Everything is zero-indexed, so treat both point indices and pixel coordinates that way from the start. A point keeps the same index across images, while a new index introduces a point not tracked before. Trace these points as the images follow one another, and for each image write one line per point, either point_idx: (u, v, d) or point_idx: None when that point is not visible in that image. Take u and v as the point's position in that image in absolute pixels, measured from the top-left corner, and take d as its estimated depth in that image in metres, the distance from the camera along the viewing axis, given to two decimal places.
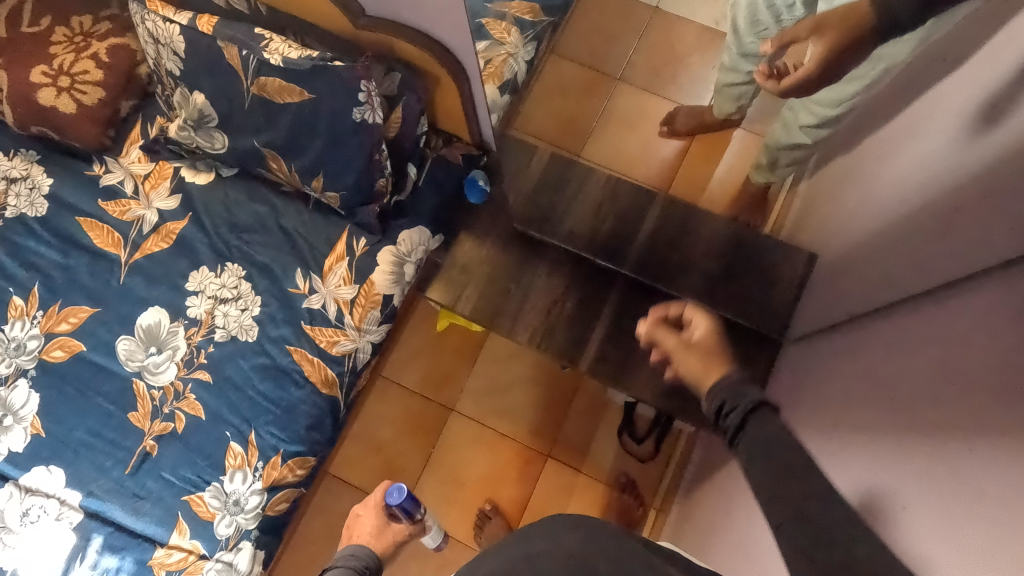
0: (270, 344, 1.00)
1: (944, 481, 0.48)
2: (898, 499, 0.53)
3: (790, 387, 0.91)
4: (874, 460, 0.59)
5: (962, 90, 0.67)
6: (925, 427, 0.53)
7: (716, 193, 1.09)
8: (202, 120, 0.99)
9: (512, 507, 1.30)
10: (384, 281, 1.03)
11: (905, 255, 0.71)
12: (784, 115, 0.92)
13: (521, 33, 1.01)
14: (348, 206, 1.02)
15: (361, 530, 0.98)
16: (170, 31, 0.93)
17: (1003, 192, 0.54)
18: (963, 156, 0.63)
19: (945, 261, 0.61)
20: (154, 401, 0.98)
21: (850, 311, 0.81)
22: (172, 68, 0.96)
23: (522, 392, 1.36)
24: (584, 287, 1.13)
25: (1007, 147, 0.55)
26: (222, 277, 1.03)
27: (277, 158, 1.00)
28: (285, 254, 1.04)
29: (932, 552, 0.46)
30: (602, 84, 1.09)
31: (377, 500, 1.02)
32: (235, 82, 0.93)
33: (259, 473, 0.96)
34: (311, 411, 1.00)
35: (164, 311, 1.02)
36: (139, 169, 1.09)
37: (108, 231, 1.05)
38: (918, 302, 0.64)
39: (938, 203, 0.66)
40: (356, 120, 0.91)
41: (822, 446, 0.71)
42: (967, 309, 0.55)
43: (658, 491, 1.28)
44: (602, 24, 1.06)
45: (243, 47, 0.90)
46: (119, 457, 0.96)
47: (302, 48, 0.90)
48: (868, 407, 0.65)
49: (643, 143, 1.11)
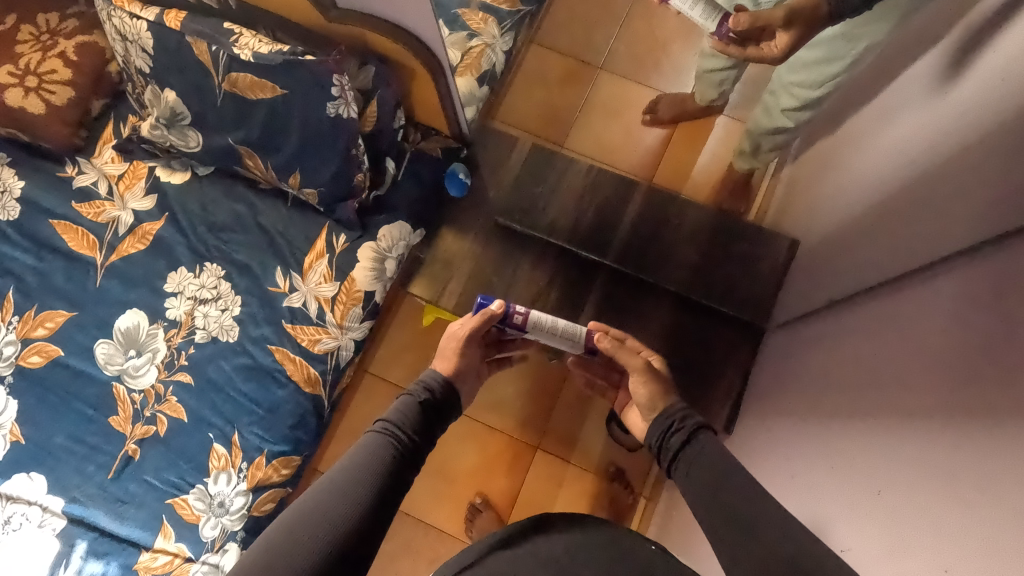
0: (252, 344, 0.99)
1: (920, 465, 0.49)
2: (874, 484, 0.54)
3: (773, 373, 0.92)
4: (852, 446, 0.60)
5: (934, 73, 0.68)
6: (902, 412, 0.54)
7: (700, 179, 1.27)
8: (175, 119, 0.98)
9: (502, 499, 1.30)
10: (365, 277, 1.02)
11: (880, 238, 0.72)
12: (766, 98, 1.03)
13: (498, 23, 1.16)
14: (327, 202, 1.00)
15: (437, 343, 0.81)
16: (138, 27, 0.90)
17: (978, 174, 0.55)
18: (935, 139, 0.65)
19: (919, 244, 0.62)
20: (136, 404, 0.97)
21: (830, 297, 0.81)
22: (141, 66, 0.94)
23: (511, 385, 1.35)
24: (568, 278, 1.12)
25: (982, 129, 0.56)
26: (201, 278, 1.02)
27: (253, 155, 0.98)
28: (264, 253, 1.02)
29: (911, 535, 0.47)
30: (585, 72, 1.33)
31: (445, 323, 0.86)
32: (206, 79, 0.91)
33: (243, 474, 0.96)
34: (295, 410, 0.99)
35: (143, 313, 1.00)
36: (113, 170, 1.07)
37: (82, 234, 1.03)
38: (895, 286, 0.65)
39: (912, 186, 0.68)
40: (330, 115, 0.90)
41: (803, 431, 0.72)
42: (942, 292, 0.55)
43: (647, 480, 1.29)
44: (589, 32, 1.34)
45: (213, 42, 0.88)
46: (101, 462, 0.95)
47: (273, 42, 0.88)
48: (847, 393, 0.65)
49: (629, 130, 1.30)
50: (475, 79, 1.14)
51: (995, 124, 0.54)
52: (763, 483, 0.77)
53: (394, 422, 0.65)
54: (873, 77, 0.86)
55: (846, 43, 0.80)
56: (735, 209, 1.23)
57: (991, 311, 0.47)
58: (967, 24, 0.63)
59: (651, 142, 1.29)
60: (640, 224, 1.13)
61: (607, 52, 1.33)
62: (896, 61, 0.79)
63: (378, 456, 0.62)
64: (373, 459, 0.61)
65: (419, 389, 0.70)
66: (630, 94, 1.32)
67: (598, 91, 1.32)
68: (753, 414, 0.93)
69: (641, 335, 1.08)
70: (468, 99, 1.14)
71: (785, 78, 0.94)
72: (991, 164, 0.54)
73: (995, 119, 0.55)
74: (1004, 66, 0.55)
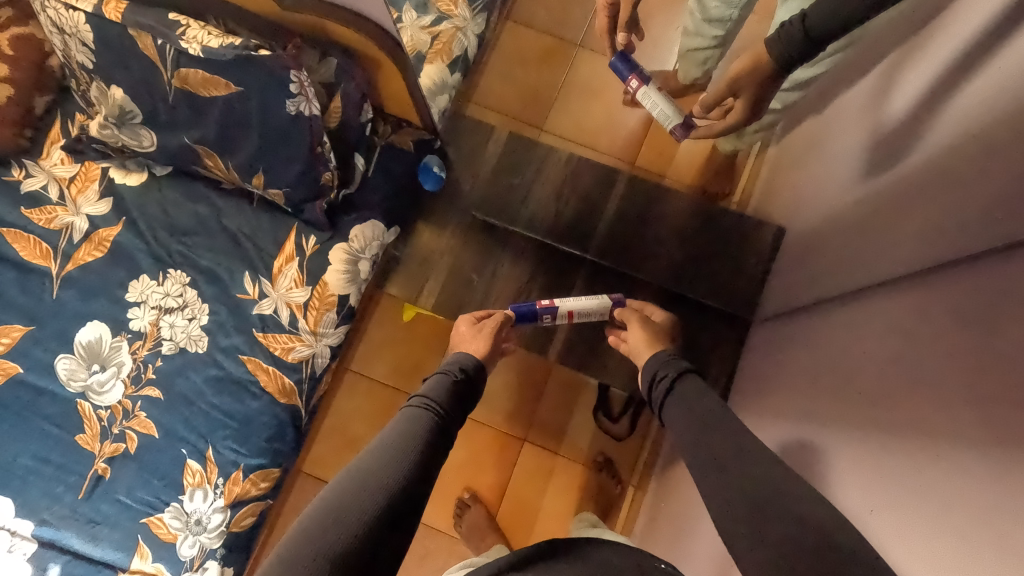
0: (222, 355, 0.95)
1: (912, 488, 0.47)
2: (867, 503, 0.52)
3: (760, 369, 0.90)
4: (840, 460, 0.58)
5: (919, 64, 0.66)
6: (896, 427, 0.52)
7: (684, 161, 1.23)
8: (125, 117, 0.91)
9: (491, 493, 1.29)
10: (338, 281, 0.98)
11: (869, 234, 0.70)
12: None
13: (470, 5, 1.10)
14: (294, 202, 0.95)
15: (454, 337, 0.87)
16: (75, 19, 0.83)
17: (977, 172, 0.53)
18: (929, 121, 0.62)
19: (913, 245, 0.60)
20: (103, 421, 0.92)
21: (817, 296, 0.80)
22: (84, 61, 0.87)
23: (495, 378, 1.32)
24: (550, 273, 1.09)
25: (977, 124, 0.54)
26: (165, 285, 0.96)
27: (212, 155, 0.93)
28: (230, 257, 0.97)
29: (900, 561, 0.46)
30: (563, 50, 1.27)
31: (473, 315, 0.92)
32: (155, 75, 0.84)
33: (220, 490, 0.93)
34: (270, 422, 0.96)
35: (105, 325, 0.95)
36: (64, 172, 1.00)
37: (34, 242, 0.97)
38: (887, 289, 0.63)
39: (903, 179, 0.65)
40: (290, 113, 0.84)
41: (790, 436, 0.71)
42: (938, 299, 0.53)
43: (636, 468, 1.29)
44: (567, 7, 1.28)
45: (159, 36, 0.81)
46: (70, 483, 0.91)
47: (223, 35, 0.80)
48: (835, 401, 0.63)
49: (610, 112, 1.26)
50: (446, 66, 1.08)
51: (993, 118, 0.52)
52: None
53: (433, 396, 0.70)
54: (861, 57, 0.82)
55: None
56: (721, 190, 1.20)
57: (990, 327, 0.45)
58: (955, 13, 0.60)
59: (633, 123, 1.25)
60: (624, 213, 1.10)
61: (585, 29, 1.27)
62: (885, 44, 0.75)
63: (420, 426, 0.66)
64: (415, 425, 0.66)
65: (454, 369, 0.76)
66: (610, 73, 1.27)
67: (577, 70, 1.27)
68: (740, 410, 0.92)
69: None
70: (440, 87, 1.08)
71: None
72: (989, 163, 0.51)
73: (990, 115, 0.52)
74: (999, 56, 0.52)
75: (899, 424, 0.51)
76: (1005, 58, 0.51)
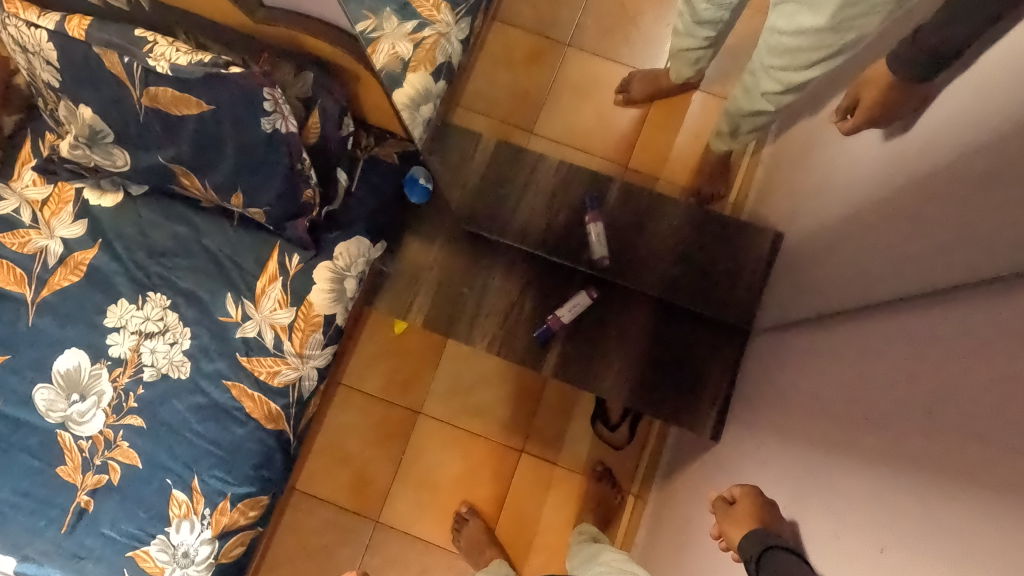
0: (205, 380, 0.92)
1: (925, 529, 0.45)
2: (875, 540, 0.50)
3: (761, 382, 0.88)
4: (848, 490, 0.56)
5: None
6: (907, 460, 0.49)
7: (677, 162, 1.20)
8: (96, 137, 0.87)
9: (489, 507, 1.26)
10: (323, 301, 0.95)
11: (873, 246, 0.67)
12: (745, 78, 0.89)
13: (453, 10, 1.07)
14: (275, 221, 0.92)
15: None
16: (37, 37, 0.79)
17: (984, 185, 0.50)
18: (931, 128, 0.59)
19: (922, 262, 0.57)
20: (84, 452, 0.90)
21: (818, 309, 0.77)
22: (50, 80, 0.83)
23: (489, 389, 1.29)
24: (543, 285, 1.06)
25: (985, 133, 0.50)
26: (144, 309, 0.93)
27: (188, 174, 0.89)
28: (211, 279, 0.94)
29: None
30: (552, 50, 1.24)
31: None
32: (123, 93, 0.80)
33: (207, 521, 0.90)
34: (257, 448, 0.93)
35: (84, 353, 0.92)
36: (36, 194, 0.96)
37: (7, 267, 0.93)
38: (894, 307, 0.60)
39: (906, 190, 0.62)
40: (266, 131, 0.81)
41: (795, 458, 0.68)
42: (949, 324, 0.50)
43: (635, 478, 1.26)
44: (555, 5, 1.24)
45: (125, 53, 0.77)
46: (52, 517, 0.88)
47: (192, 51, 0.77)
48: (841, 425, 0.61)
49: (602, 113, 1.22)
50: (430, 75, 1.04)
51: (997, 131, 0.49)
52: None
53: None
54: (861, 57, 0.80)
55: (834, 34, 0.68)
56: (714, 192, 1.16)
57: (1007, 359, 0.42)
58: None
59: (625, 125, 1.22)
60: (614, 226, 1.08)
61: (574, 28, 1.24)
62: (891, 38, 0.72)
63: None
64: None
65: None
66: (600, 73, 1.23)
67: (567, 71, 1.23)
68: (740, 425, 0.89)
69: (621, 343, 1.03)
70: (423, 96, 1.04)
71: (765, 61, 0.79)
72: (996, 177, 0.48)
73: (995, 126, 0.49)
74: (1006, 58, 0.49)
75: (910, 461, 0.49)
76: (1005, 65, 0.49)
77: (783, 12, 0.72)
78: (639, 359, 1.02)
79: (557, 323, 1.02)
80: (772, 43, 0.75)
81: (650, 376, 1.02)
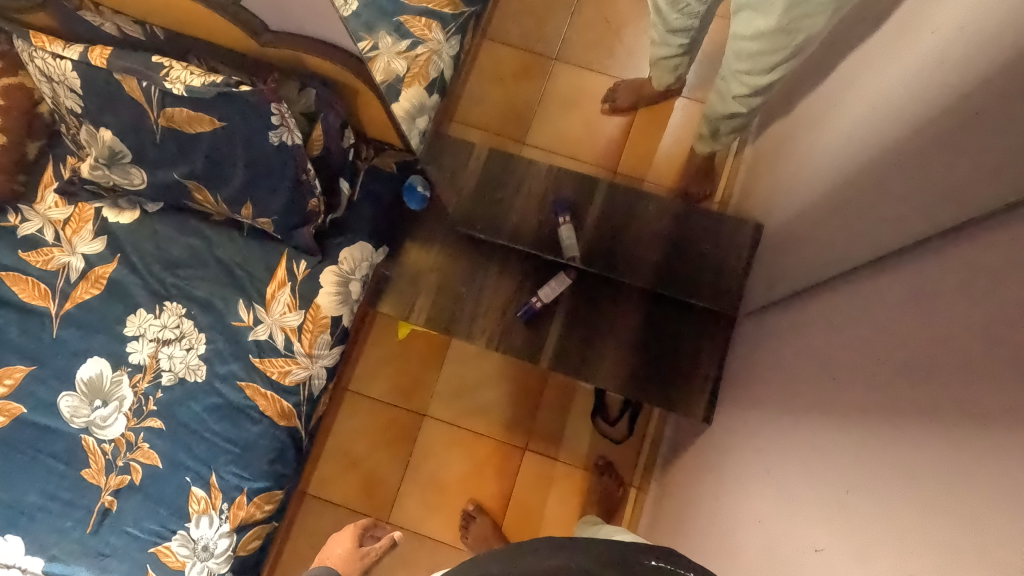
0: (221, 382, 0.98)
1: (883, 464, 0.50)
2: (843, 484, 0.54)
3: (747, 362, 0.93)
4: (822, 444, 0.61)
5: (885, 53, 0.67)
6: (868, 409, 0.54)
7: (663, 164, 1.26)
8: (115, 157, 0.93)
9: (495, 504, 1.29)
10: (330, 303, 1.01)
11: (841, 224, 0.72)
12: (717, 83, 0.96)
13: (443, 27, 1.14)
14: (283, 230, 0.98)
15: (334, 552, 1.09)
16: (62, 67, 0.86)
17: (932, 154, 0.56)
18: (889, 112, 0.65)
19: (878, 234, 0.62)
20: (107, 454, 0.94)
21: (794, 287, 0.83)
22: (72, 106, 0.90)
23: (492, 389, 1.34)
24: (538, 282, 1.12)
25: (937, 111, 0.56)
26: (162, 318, 0.99)
27: (201, 189, 0.96)
28: (223, 287, 1.00)
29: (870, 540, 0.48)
30: (541, 63, 1.31)
31: (354, 530, 1.14)
32: (141, 115, 0.87)
33: (225, 515, 0.95)
34: (271, 445, 0.98)
35: (105, 360, 0.97)
36: (58, 214, 1.02)
37: (33, 283, 0.99)
38: (859, 275, 0.65)
39: (867, 168, 0.68)
40: (273, 143, 0.87)
41: (779, 424, 0.73)
42: (903, 282, 0.56)
43: (637, 470, 1.29)
44: (541, 22, 1.32)
45: (143, 78, 0.84)
46: (77, 518, 0.92)
47: (205, 73, 0.84)
48: (816, 388, 0.66)
49: (588, 121, 1.29)
50: (424, 89, 1.12)
51: (940, 107, 0.55)
52: (741, 477, 0.78)
53: None
54: (826, 51, 0.86)
55: (786, 36, 0.74)
56: (701, 191, 1.22)
57: (949, 307, 0.48)
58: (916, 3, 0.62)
59: (611, 132, 1.28)
60: (602, 227, 1.15)
61: (561, 42, 1.31)
62: (850, 32, 0.78)
63: None
64: None
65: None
66: (585, 83, 1.30)
67: (554, 83, 1.30)
68: (730, 405, 0.94)
69: (614, 333, 1.08)
70: (418, 110, 1.12)
71: (733, 66, 0.86)
72: (943, 146, 0.54)
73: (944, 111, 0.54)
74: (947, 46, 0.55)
75: (871, 409, 0.54)
76: (949, 48, 0.54)
77: (741, 19, 0.77)
78: (632, 349, 1.07)
79: (538, 302, 1.09)
80: (738, 50, 0.82)
81: (643, 364, 1.07)
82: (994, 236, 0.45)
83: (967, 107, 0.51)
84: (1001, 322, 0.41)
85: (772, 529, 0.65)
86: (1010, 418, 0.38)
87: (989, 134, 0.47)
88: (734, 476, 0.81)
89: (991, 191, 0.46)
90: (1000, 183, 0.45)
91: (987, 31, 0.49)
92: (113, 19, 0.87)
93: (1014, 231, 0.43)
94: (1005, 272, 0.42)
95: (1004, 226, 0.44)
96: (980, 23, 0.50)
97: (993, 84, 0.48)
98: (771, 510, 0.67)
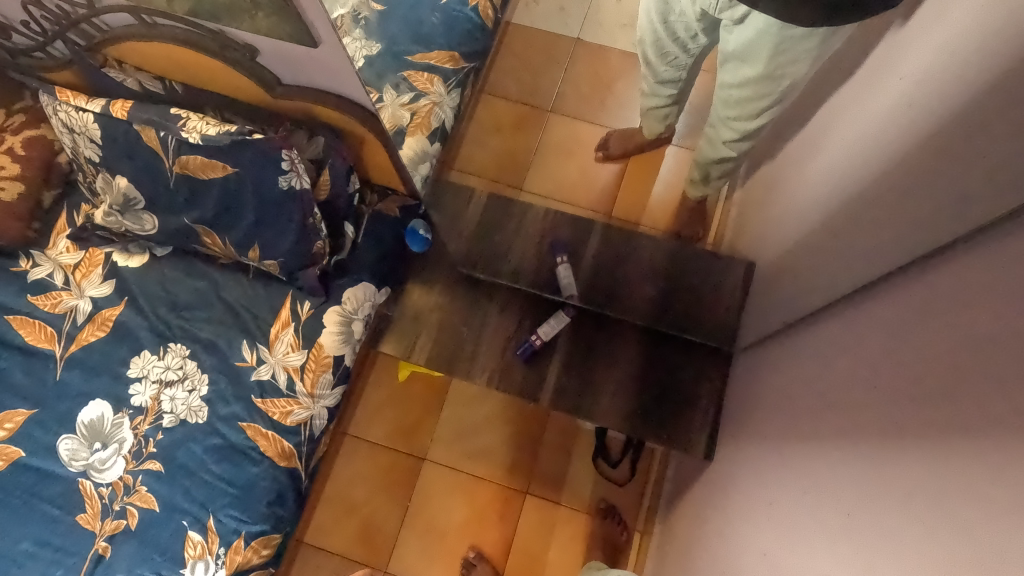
0: (222, 423, 0.98)
1: (880, 485, 0.50)
2: (842, 509, 0.55)
3: (745, 396, 0.94)
4: (820, 470, 0.61)
5: (862, 97, 0.73)
6: (863, 432, 0.55)
7: (658, 208, 1.30)
8: (129, 204, 0.97)
9: (496, 551, 1.26)
10: (332, 343, 1.02)
11: (826, 257, 0.76)
12: (706, 130, 1.01)
13: (445, 81, 1.22)
14: (288, 271, 1.01)
15: None
16: (84, 119, 0.91)
17: (907, 187, 0.60)
18: (866, 149, 0.69)
19: (859, 264, 0.66)
20: (103, 499, 0.93)
21: (787, 319, 0.85)
22: (91, 156, 0.94)
23: (492, 431, 1.33)
24: (536, 320, 1.15)
25: (909, 147, 0.60)
26: (166, 359, 1.00)
27: (210, 233, 0.99)
28: (229, 328, 1.02)
29: (869, 566, 0.48)
30: (539, 113, 1.38)
31: None
32: (157, 162, 0.91)
33: (221, 560, 0.93)
34: (272, 487, 0.98)
35: (107, 403, 0.97)
36: (68, 259, 1.04)
37: (41, 327, 1.00)
38: (846, 305, 0.68)
39: (849, 204, 0.72)
40: (283, 187, 0.91)
41: (778, 454, 0.73)
42: (888, 308, 0.58)
43: (640, 513, 1.27)
44: (536, 78, 1.40)
45: (161, 128, 0.88)
46: (70, 565, 0.91)
47: (220, 123, 0.88)
48: (813, 416, 0.67)
49: (584, 167, 1.34)
50: (426, 137, 1.18)
51: (914, 141, 0.59)
52: (743, 511, 0.78)
53: None
54: (811, 94, 0.91)
55: (772, 82, 0.79)
56: (694, 234, 1.26)
57: (936, 328, 0.49)
58: (888, 49, 0.68)
59: (606, 176, 1.33)
60: (598, 267, 1.19)
61: (555, 94, 1.39)
62: (832, 76, 0.83)
63: None
64: None
65: None
66: (580, 132, 1.37)
67: (551, 132, 1.37)
68: (731, 440, 0.94)
69: (613, 371, 1.10)
70: (421, 157, 1.18)
71: (721, 114, 0.92)
72: (921, 175, 0.57)
73: (918, 145, 0.58)
74: (915, 85, 0.60)
75: (866, 434, 0.55)
76: (919, 88, 0.59)
77: (728, 69, 0.83)
78: (631, 386, 1.08)
79: (538, 340, 1.10)
80: (726, 97, 0.87)
81: (642, 401, 1.07)
82: (972, 257, 0.48)
83: (937, 142, 0.55)
84: (986, 338, 0.43)
85: (775, 560, 0.64)
86: (997, 428, 0.39)
87: (961, 164, 0.51)
88: (736, 509, 0.81)
89: (968, 214, 0.49)
90: (976, 206, 0.48)
91: (953, 72, 0.54)
92: (135, 75, 0.93)
93: (992, 251, 0.45)
94: (987, 287, 0.44)
95: (981, 245, 0.47)
96: (946, 64, 0.55)
97: (961, 118, 0.52)
98: (773, 539, 0.67)
